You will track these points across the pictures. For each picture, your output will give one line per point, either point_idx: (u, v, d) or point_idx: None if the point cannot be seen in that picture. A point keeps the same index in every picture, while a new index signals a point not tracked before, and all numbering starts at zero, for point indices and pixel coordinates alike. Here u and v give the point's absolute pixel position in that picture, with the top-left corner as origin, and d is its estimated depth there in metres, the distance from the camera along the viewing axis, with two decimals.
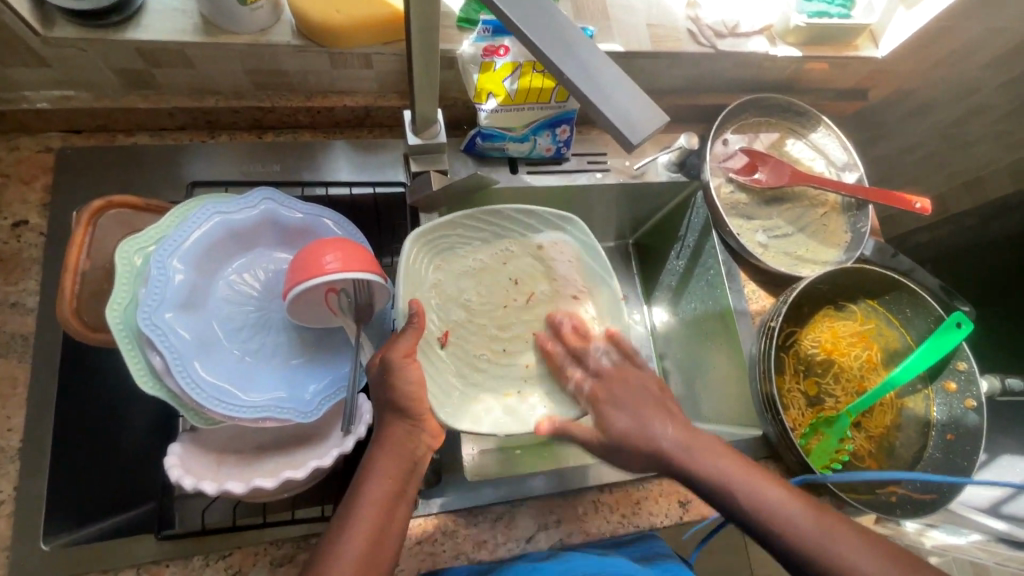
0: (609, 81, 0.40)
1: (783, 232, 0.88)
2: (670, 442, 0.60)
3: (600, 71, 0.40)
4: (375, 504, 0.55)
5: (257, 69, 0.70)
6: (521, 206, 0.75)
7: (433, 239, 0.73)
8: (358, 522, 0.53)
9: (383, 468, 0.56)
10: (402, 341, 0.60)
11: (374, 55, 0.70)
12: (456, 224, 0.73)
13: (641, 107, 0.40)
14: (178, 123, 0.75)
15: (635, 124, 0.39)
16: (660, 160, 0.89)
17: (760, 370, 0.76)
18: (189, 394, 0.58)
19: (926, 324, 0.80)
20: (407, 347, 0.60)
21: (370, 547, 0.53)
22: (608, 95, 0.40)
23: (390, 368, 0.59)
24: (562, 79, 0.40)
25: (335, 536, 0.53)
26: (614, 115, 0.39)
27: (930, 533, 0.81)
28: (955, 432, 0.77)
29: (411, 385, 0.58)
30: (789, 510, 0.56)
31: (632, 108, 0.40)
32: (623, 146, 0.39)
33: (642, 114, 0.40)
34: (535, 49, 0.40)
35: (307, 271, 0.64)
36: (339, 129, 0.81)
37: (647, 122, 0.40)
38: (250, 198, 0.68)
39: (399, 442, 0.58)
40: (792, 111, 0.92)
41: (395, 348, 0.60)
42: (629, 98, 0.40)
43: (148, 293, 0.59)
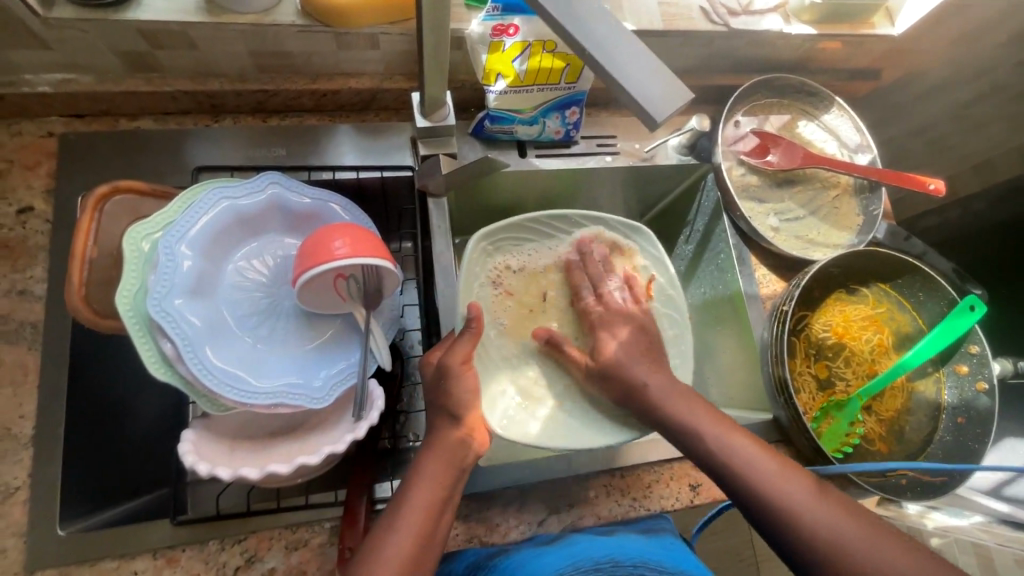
0: (629, 51, 0.39)
1: (794, 215, 0.87)
2: (680, 418, 0.61)
3: (619, 41, 0.39)
4: (422, 507, 0.55)
5: (262, 50, 0.68)
6: (592, 213, 0.81)
7: (500, 238, 0.79)
8: (407, 522, 0.53)
9: (434, 470, 0.56)
10: (461, 345, 0.62)
11: (380, 35, 0.68)
12: (523, 225, 0.80)
13: (660, 80, 0.39)
14: (181, 106, 0.74)
15: (657, 99, 0.38)
16: (670, 143, 0.87)
17: (772, 354, 0.76)
18: (201, 381, 0.58)
19: (939, 308, 0.79)
20: (461, 354, 0.61)
21: (417, 551, 0.52)
22: (628, 68, 0.39)
23: (446, 372, 0.60)
24: (579, 51, 0.39)
25: (379, 537, 0.53)
26: (634, 88, 0.38)
27: (932, 515, 0.81)
28: (965, 415, 0.77)
29: (465, 393, 0.60)
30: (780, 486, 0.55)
31: (653, 80, 0.39)
32: (643, 122, 0.38)
33: (663, 87, 0.38)
34: (552, 24, 0.39)
35: (316, 256, 0.64)
36: (345, 113, 0.79)
37: (669, 95, 0.38)
38: (256, 183, 0.67)
39: (446, 450, 0.58)
40: (804, 91, 0.90)
41: (453, 352, 0.61)
42: (648, 70, 0.39)
43: (157, 279, 0.58)
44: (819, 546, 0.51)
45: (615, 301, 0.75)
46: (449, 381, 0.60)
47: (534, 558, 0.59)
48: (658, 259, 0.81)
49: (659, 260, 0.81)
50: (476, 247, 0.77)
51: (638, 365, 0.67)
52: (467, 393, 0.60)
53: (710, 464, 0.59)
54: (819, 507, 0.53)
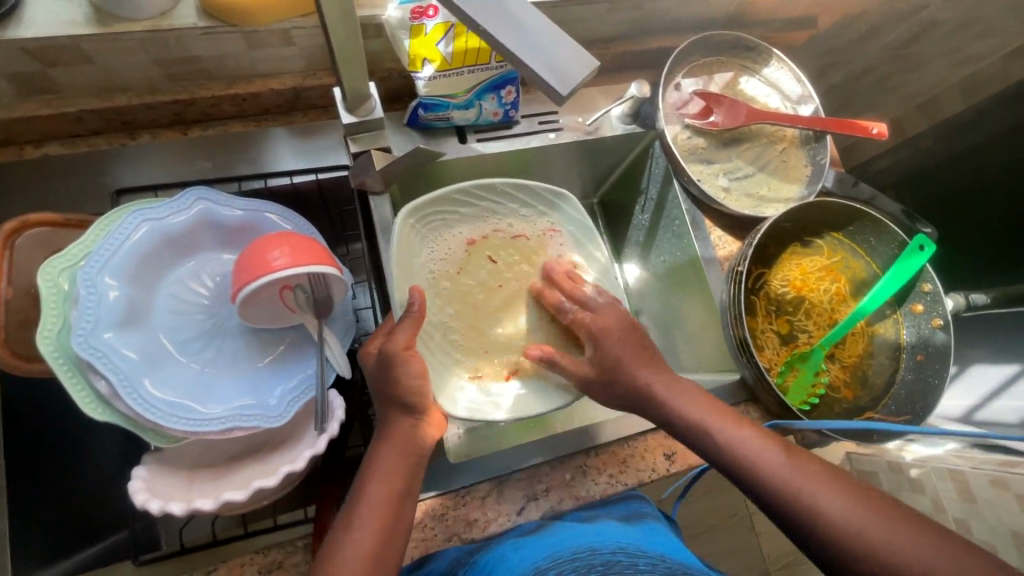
0: (529, 21, 0.37)
1: (744, 173, 0.86)
2: (700, 421, 0.59)
3: (518, 12, 0.37)
4: (380, 499, 0.53)
5: (166, 58, 0.63)
6: (516, 181, 0.76)
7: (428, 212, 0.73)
8: (365, 519, 0.52)
9: (391, 459, 0.55)
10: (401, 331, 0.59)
11: (292, 30, 0.63)
12: (453, 198, 0.74)
13: (568, 50, 0.37)
14: (90, 127, 0.69)
15: (566, 71, 0.36)
16: (613, 113, 0.86)
17: (731, 316, 0.75)
18: (144, 416, 0.56)
19: (890, 250, 0.80)
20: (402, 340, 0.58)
21: (381, 542, 0.52)
22: (531, 41, 0.37)
23: (389, 360, 0.57)
24: (478, 28, 0.37)
25: (338, 536, 0.51)
26: (539, 62, 0.36)
27: (911, 448, 0.93)
28: (924, 351, 0.78)
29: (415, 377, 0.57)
30: (816, 497, 0.53)
31: (559, 51, 0.37)
32: (552, 99, 0.36)
33: (568, 57, 0.36)
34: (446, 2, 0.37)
35: (254, 269, 0.62)
36: (271, 116, 0.75)
37: (577, 65, 0.36)
38: (182, 201, 0.64)
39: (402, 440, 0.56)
40: (743, 46, 0.88)
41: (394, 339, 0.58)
42: (551, 40, 0.37)
43: (81, 315, 0.55)
44: (828, 541, 0.51)
45: (592, 302, 0.68)
46: (397, 367, 0.57)
47: (512, 551, 0.58)
48: (583, 224, 0.78)
49: (582, 225, 0.77)
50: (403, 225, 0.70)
51: (637, 367, 0.62)
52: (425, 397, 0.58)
53: (744, 479, 0.57)
54: (854, 512, 0.51)
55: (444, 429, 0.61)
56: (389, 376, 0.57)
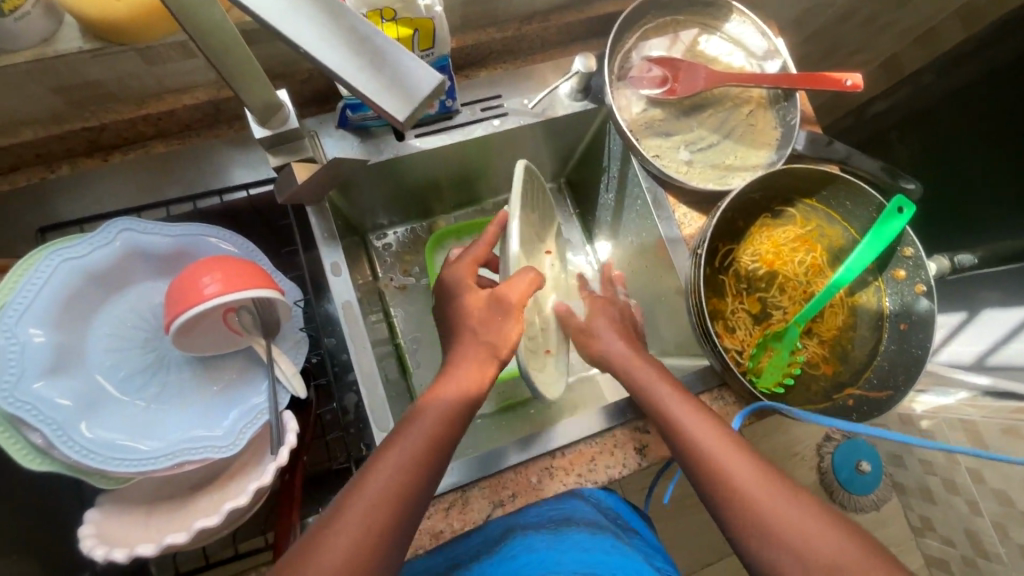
0: (359, 42, 0.34)
1: (707, 143, 0.80)
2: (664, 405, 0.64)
3: (348, 30, 0.34)
4: (434, 420, 0.57)
5: (64, 86, 0.59)
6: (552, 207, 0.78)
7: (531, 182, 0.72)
8: (413, 435, 0.55)
9: (424, 426, 0.56)
10: (522, 283, 0.63)
11: (189, 42, 0.59)
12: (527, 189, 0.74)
13: (407, 69, 0.34)
14: (6, 164, 0.66)
15: (407, 94, 0.33)
16: (561, 91, 0.80)
17: (693, 304, 0.70)
18: (82, 462, 0.55)
19: (867, 214, 0.73)
20: (517, 293, 0.62)
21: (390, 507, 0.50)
22: (362, 59, 0.34)
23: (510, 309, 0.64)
24: (302, 55, 0.33)
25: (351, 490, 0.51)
26: (376, 89, 0.33)
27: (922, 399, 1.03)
28: (908, 320, 0.72)
29: (510, 330, 0.63)
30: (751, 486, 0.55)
31: (398, 71, 0.34)
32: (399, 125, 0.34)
33: (411, 70, 0.34)
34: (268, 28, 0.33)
35: (184, 299, 0.60)
36: (195, 131, 0.72)
37: (420, 86, 0.34)
38: (102, 235, 0.62)
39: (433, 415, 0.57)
40: (699, 2, 0.81)
41: (513, 286, 0.62)
42: (388, 58, 0.34)
43: (3, 368, 0.53)
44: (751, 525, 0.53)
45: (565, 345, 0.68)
46: (498, 316, 0.63)
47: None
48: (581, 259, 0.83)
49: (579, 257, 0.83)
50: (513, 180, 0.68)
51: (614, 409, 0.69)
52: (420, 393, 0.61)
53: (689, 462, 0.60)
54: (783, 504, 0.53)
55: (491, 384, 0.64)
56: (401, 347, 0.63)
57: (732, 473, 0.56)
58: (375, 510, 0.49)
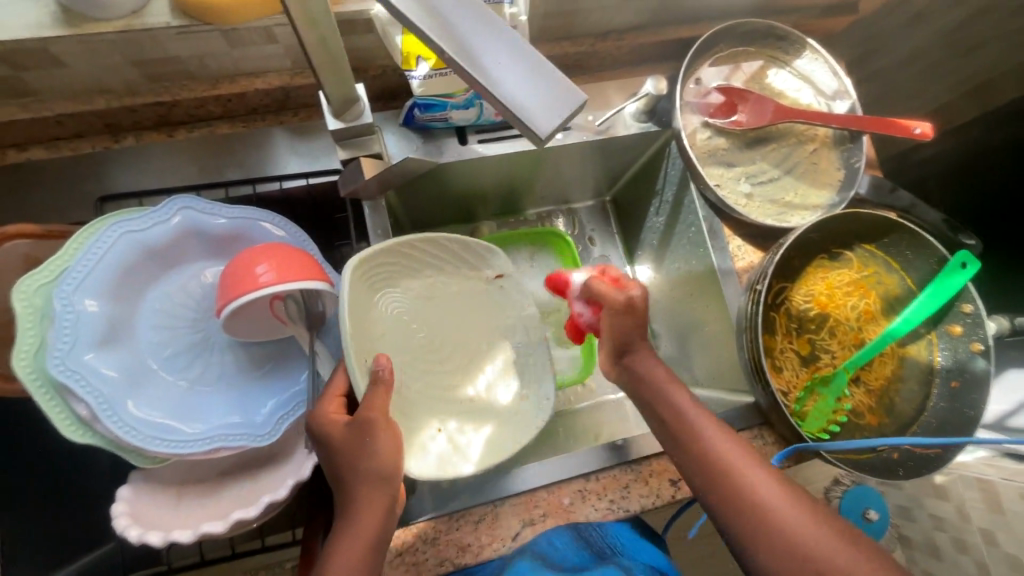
0: (504, 54, 0.34)
1: (768, 177, 0.79)
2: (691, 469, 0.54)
3: (494, 42, 0.34)
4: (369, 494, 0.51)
5: (143, 59, 0.59)
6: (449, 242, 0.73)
7: (377, 265, 0.67)
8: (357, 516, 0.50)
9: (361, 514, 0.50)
10: (377, 398, 0.54)
11: (274, 27, 0.58)
12: (396, 250, 0.68)
13: (544, 86, 0.33)
14: (72, 130, 0.66)
15: (544, 108, 0.33)
16: (627, 110, 0.79)
17: (747, 338, 0.69)
18: (124, 439, 0.54)
19: (928, 266, 0.72)
20: (379, 407, 0.54)
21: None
22: (502, 70, 0.33)
23: (369, 427, 0.52)
24: (446, 63, 0.33)
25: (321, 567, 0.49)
26: (516, 99, 0.33)
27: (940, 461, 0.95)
28: (960, 378, 0.71)
29: (386, 451, 0.53)
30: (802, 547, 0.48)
31: (540, 90, 0.33)
32: (534, 139, 0.33)
33: (550, 85, 0.33)
34: (417, 33, 0.33)
35: (238, 286, 0.59)
36: (260, 115, 0.71)
37: (559, 99, 0.33)
38: (163, 211, 0.61)
39: (383, 494, 0.51)
40: (773, 35, 0.80)
41: (368, 404, 0.53)
42: (528, 71, 0.33)
43: (58, 335, 0.53)
44: None
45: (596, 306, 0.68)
46: (368, 439, 0.52)
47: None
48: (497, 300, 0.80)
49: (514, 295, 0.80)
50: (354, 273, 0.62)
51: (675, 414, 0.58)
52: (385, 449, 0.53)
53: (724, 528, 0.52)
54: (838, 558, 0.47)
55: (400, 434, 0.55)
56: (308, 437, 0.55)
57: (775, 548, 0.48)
58: None
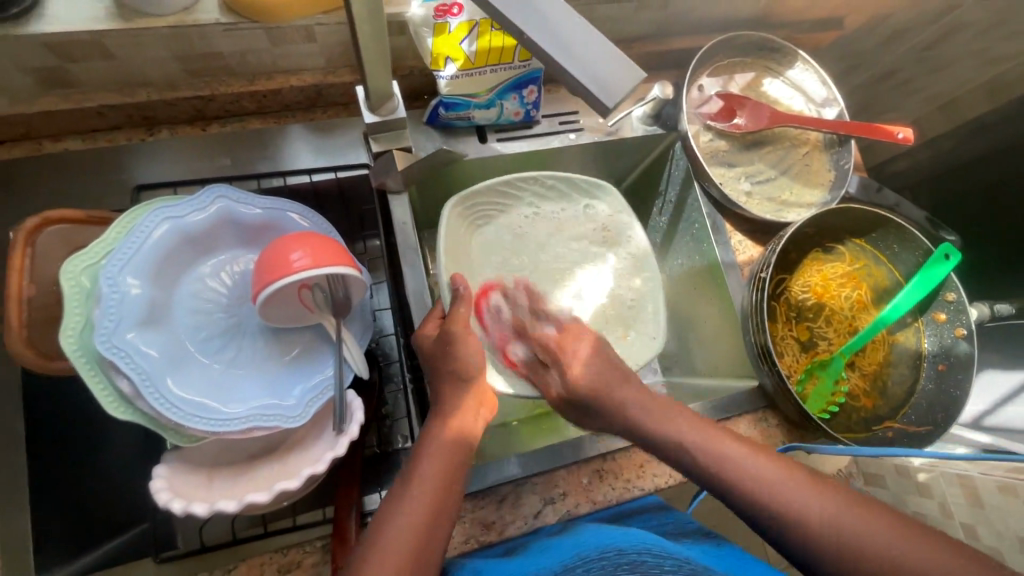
0: (573, 33, 0.37)
1: (765, 177, 0.85)
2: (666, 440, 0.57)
3: (563, 23, 0.37)
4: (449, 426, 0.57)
5: (188, 54, 0.62)
6: (559, 179, 0.78)
7: (475, 203, 0.75)
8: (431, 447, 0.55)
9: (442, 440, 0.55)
10: (461, 312, 0.62)
11: (315, 27, 0.62)
12: (496, 190, 0.76)
13: (610, 62, 0.37)
14: (109, 122, 0.68)
15: (610, 82, 0.36)
16: (634, 114, 0.84)
17: (753, 323, 0.74)
18: (165, 415, 0.55)
19: (913, 258, 0.78)
20: (462, 317, 0.62)
21: (439, 492, 0.52)
22: (571, 48, 0.37)
23: (451, 339, 0.60)
24: (521, 40, 0.37)
25: (405, 479, 0.53)
26: (585, 73, 0.36)
27: None
28: (946, 361, 0.77)
29: (471, 355, 0.60)
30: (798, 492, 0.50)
31: (601, 64, 0.36)
32: (597, 109, 0.36)
33: (614, 63, 0.37)
34: (494, 12, 0.36)
35: (274, 270, 0.61)
36: (290, 112, 0.74)
37: (622, 75, 0.36)
38: (201, 198, 0.63)
39: (468, 400, 0.59)
40: (767, 47, 0.87)
41: (453, 319, 0.62)
42: (594, 49, 0.37)
43: (103, 314, 0.55)
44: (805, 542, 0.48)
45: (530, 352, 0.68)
46: (454, 348, 0.60)
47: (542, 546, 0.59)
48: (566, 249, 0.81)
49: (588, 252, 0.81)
50: (453, 212, 0.73)
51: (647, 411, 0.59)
52: (472, 357, 0.60)
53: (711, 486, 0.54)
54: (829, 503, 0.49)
55: (491, 404, 0.63)
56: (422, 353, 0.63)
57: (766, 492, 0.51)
58: (423, 504, 0.51)
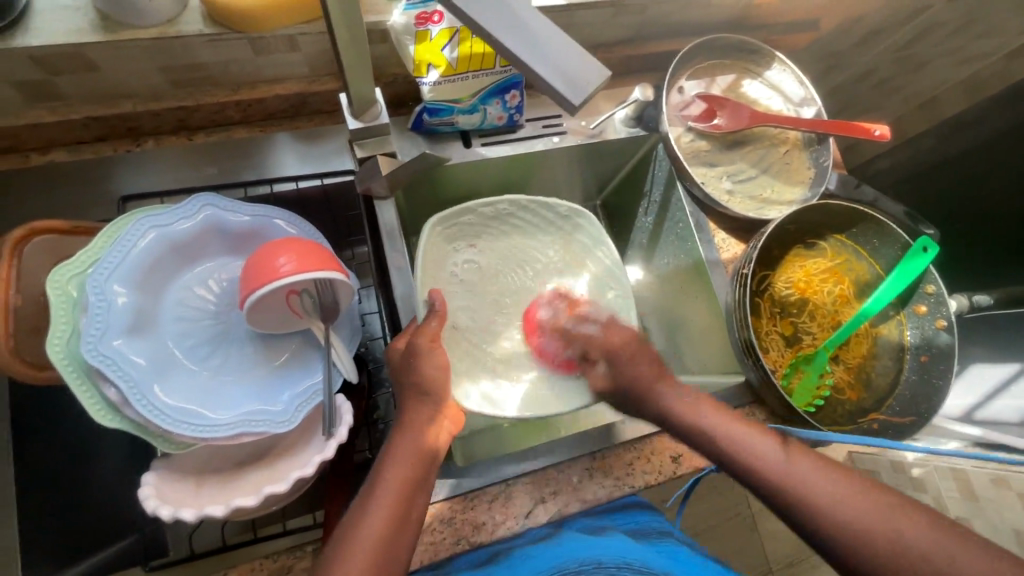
0: (539, 36, 0.38)
1: (746, 175, 0.87)
2: (673, 410, 0.62)
3: (530, 26, 0.38)
4: (413, 437, 0.57)
5: (173, 65, 0.63)
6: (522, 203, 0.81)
7: (455, 222, 0.79)
8: (394, 460, 0.55)
9: (408, 450, 0.56)
10: (431, 326, 0.63)
11: (297, 36, 0.64)
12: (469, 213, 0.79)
13: (577, 63, 0.38)
14: (95, 134, 0.69)
15: (577, 81, 0.37)
16: (617, 117, 0.86)
17: (737, 319, 0.75)
18: (152, 422, 0.56)
19: (893, 252, 0.80)
20: (432, 330, 0.63)
21: (395, 511, 0.52)
22: (537, 49, 0.38)
23: (415, 353, 0.61)
24: (488, 42, 0.38)
25: (370, 488, 0.54)
26: (550, 73, 0.37)
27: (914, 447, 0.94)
28: (928, 352, 0.78)
29: (434, 369, 0.60)
30: (785, 467, 0.54)
31: (567, 65, 0.37)
32: (563, 106, 0.37)
33: (581, 65, 0.38)
34: (461, 16, 0.38)
35: (261, 276, 0.61)
36: (276, 121, 0.75)
37: (589, 75, 0.37)
38: (188, 207, 0.64)
39: (427, 412, 0.59)
40: (745, 49, 0.89)
41: (423, 333, 0.62)
42: (560, 51, 0.38)
43: (90, 322, 0.55)
44: (792, 510, 0.53)
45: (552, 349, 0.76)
46: (417, 361, 0.60)
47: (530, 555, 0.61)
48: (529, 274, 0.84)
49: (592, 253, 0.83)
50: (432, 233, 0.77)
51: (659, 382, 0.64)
52: (433, 370, 0.60)
53: (715, 455, 0.59)
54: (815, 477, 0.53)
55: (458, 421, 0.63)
56: (411, 365, 0.60)
57: (758, 462, 0.56)
58: (386, 515, 0.52)
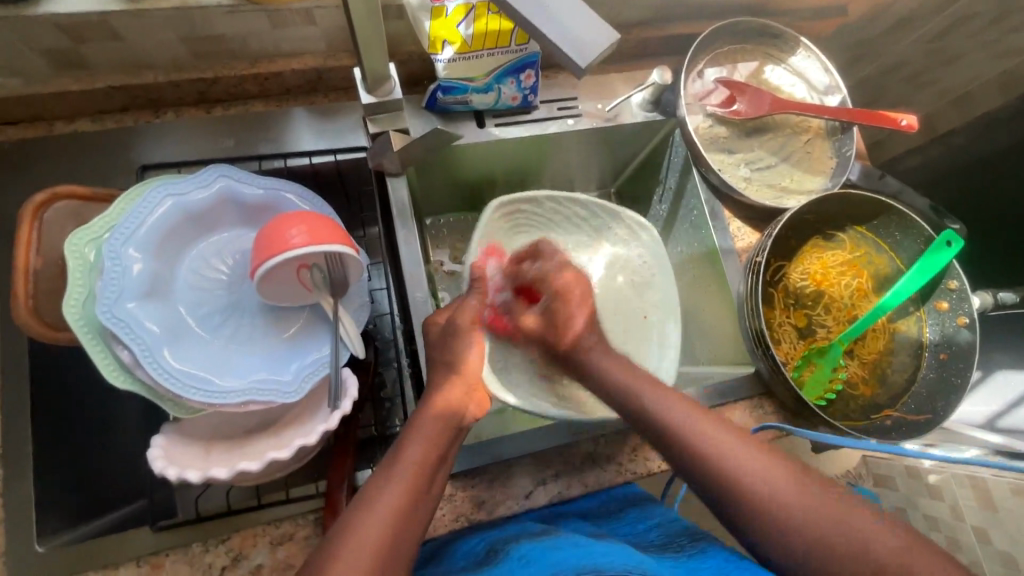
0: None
1: (765, 164, 0.85)
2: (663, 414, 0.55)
3: None
4: (436, 417, 0.56)
5: (192, 36, 0.64)
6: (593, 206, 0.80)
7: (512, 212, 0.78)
8: (414, 439, 0.54)
9: (429, 428, 0.55)
10: (471, 306, 0.65)
11: (314, 10, 0.64)
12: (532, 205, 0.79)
13: (587, 27, 0.37)
14: (117, 104, 0.70)
15: (585, 45, 0.37)
16: (634, 100, 0.84)
17: (748, 308, 0.74)
18: (163, 385, 0.57)
19: (916, 246, 0.77)
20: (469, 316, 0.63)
21: (416, 481, 0.51)
22: (547, 13, 0.37)
23: (455, 331, 0.62)
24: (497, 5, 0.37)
25: (388, 463, 0.53)
26: (559, 37, 0.36)
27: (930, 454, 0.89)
28: (948, 350, 0.76)
29: (470, 350, 0.62)
30: (772, 491, 0.49)
31: (577, 30, 0.37)
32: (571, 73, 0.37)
33: (590, 30, 0.37)
34: None
35: (272, 247, 0.62)
36: (292, 96, 0.76)
37: (598, 40, 0.37)
38: (203, 177, 0.65)
39: (458, 394, 0.59)
40: (769, 34, 0.87)
41: (463, 311, 0.64)
42: (570, 15, 0.37)
43: (105, 285, 0.56)
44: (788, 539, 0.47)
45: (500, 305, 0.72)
46: (455, 339, 0.62)
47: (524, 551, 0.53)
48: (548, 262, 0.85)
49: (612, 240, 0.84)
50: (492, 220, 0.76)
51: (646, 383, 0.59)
52: (470, 351, 0.62)
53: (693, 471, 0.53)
54: (812, 501, 0.48)
55: (483, 407, 0.62)
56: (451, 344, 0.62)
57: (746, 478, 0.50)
58: (404, 490, 0.50)
